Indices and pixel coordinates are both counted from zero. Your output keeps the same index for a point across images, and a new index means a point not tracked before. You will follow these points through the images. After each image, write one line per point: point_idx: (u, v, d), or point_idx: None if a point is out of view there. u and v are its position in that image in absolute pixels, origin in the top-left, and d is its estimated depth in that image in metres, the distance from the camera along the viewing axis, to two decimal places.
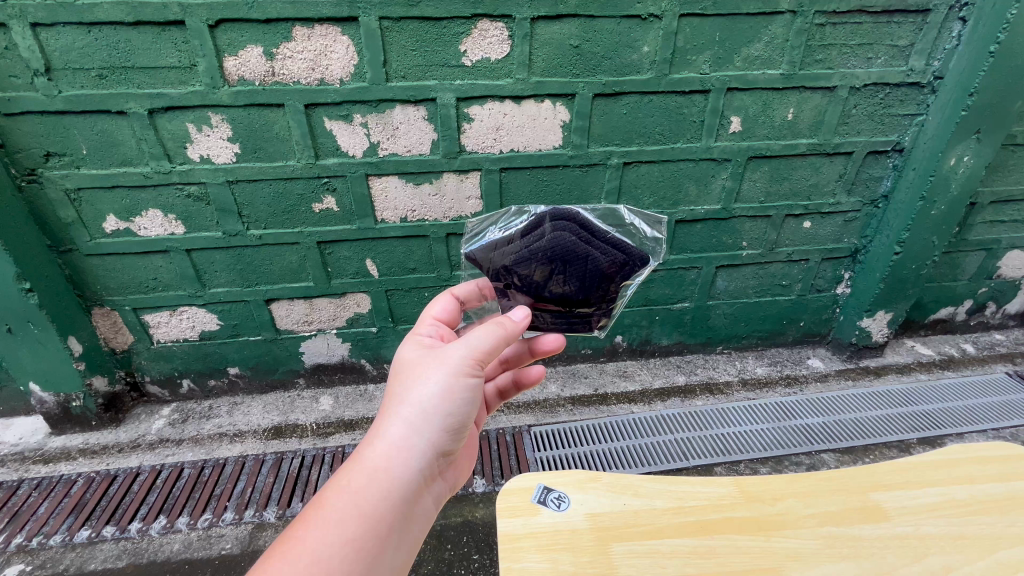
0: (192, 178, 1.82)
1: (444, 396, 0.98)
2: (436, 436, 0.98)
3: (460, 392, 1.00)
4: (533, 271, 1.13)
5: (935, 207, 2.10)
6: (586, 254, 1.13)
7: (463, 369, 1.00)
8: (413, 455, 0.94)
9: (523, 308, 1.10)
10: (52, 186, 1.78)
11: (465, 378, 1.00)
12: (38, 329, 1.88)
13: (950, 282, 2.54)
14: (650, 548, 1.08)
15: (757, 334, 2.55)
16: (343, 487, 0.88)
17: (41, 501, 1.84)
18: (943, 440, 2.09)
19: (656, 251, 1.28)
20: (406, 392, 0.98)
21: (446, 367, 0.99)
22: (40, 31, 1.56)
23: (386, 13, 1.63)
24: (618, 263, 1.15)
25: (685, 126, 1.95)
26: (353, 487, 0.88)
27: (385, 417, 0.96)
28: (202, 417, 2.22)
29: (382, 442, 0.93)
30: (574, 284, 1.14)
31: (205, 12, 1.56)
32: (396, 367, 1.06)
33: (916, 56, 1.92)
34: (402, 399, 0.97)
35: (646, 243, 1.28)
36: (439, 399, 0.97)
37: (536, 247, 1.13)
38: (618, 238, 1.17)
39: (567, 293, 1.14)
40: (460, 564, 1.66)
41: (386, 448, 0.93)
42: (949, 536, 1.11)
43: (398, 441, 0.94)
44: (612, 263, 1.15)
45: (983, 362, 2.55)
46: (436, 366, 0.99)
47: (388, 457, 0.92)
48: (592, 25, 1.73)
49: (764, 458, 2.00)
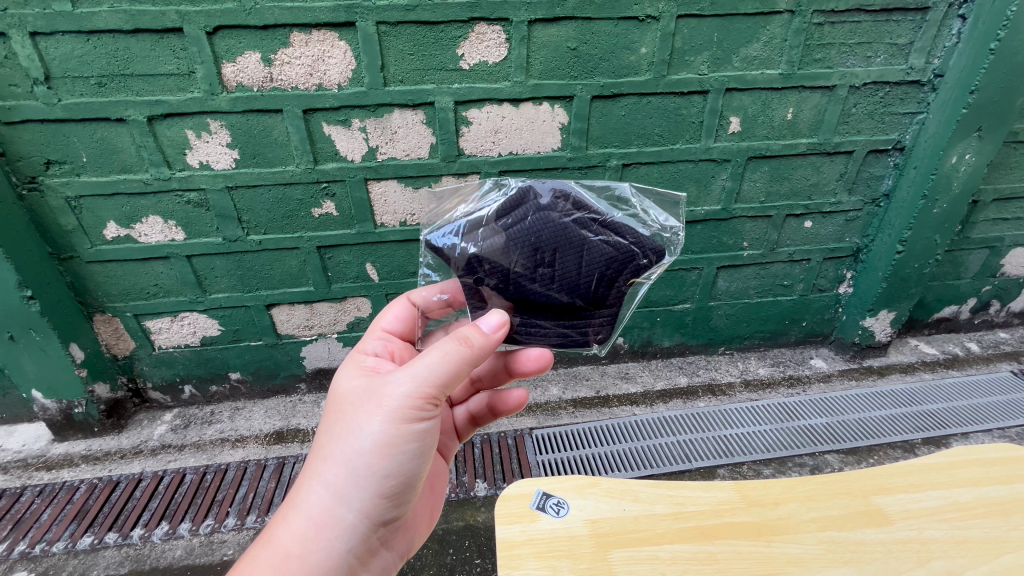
0: (191, 184, 1.82)
1: (377, 449, 0.97)
2: (370, 490, 0.99)
3: (394, 443, 0.98)
4: (520, 260, 1.09)
5: (936, 206, 2.08)
6: (579, 245, 1.10)
7: (398, 419, 0.97)
8: (339, 518, 0.97)
9: (499, 315, 1.02)
10: (53, 194, 1.78)
11: (399, 432, 0.98)
12: (40, 336, 1.89)
13: (953, 281, 2.52)
14: (650, 554, 1.07)
15: (759, 334, 2.54)
16: (263, 559, 0.92)
17: (43, 508, 1.85)
18: (948, 441, 2.08)
19: (671, 245, 1.23)
20: (332, 451, 0.98)
21: (376, 422, 0.97)
22: (39, 40, 1.57)
23: (384, 18, 1.63)
24: (618, 255, 1.12)
25: (684, 127, 1.94)
26: (273, 558, 0.92)
27: (316, 471, 0.98)
28: (204, 422, 2.22)
29: (308, 505, 0.96)
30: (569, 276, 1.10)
31: (202, 19, 1.57)
32: (331, 410, 1.05)
33: (916, 55, 1.91)
34: (327, 459, 0.97)
35: (662, 232, 1.23)
36: (370, 454, 0.97)
37: (525, 234, 1.10)
38: (617, 229, 1.15)
39: (559, 288, 1.10)
40: (462, 569, 1.66)
41: (309, 515, 0.95)
42: (953, 539, 1.10)
43: (322, 507, 0.96)
44: (611, 254, 1.11)
45: (988, 361, 2.53)
46: (367, 418, 0.97)
47: (310, 525, 0.95)
48: (589, 27, 1.73)
49: (768, 459, 1.99)
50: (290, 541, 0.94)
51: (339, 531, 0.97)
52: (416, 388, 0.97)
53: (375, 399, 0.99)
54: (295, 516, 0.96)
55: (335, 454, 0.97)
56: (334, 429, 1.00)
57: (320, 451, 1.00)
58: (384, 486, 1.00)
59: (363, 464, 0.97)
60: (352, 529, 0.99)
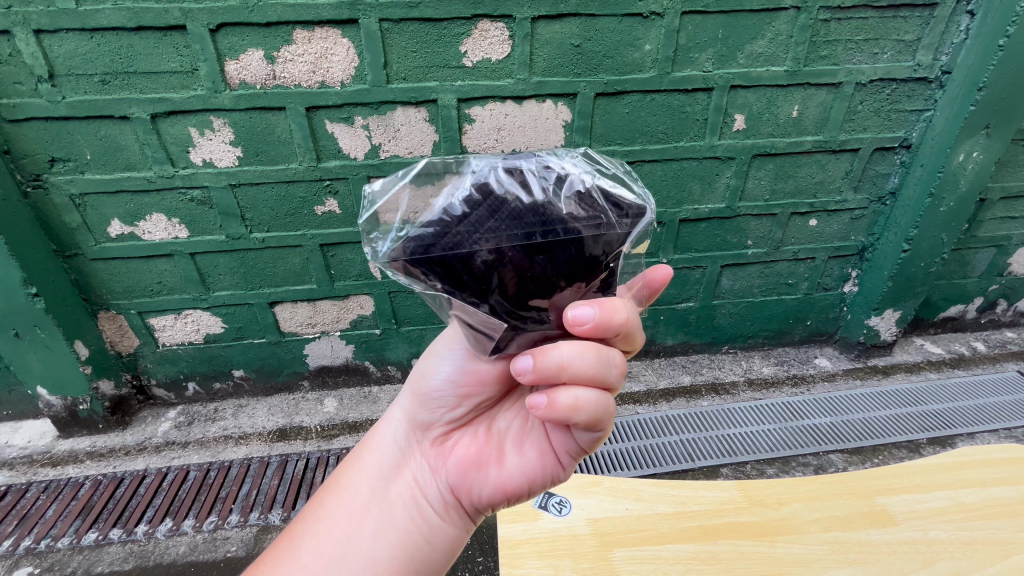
0: (194, 182, 1.82)
1: (434, 359, 0.94)
2: (421, 399, 0.92)
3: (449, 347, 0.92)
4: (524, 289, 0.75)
5: (944, 204, 2.06)
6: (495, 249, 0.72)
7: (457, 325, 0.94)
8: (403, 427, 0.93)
9: (537, 365, 0.74)
10: (57, 192, 1.79)
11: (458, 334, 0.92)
12: (45, 333, 1.90)
13: (960, 279, 2.50)
14: (652, 553, 1.07)
15: (763, 334, 2.53)
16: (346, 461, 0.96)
17: (49, 504, 1.86)
18: (954, 441, 2.06)
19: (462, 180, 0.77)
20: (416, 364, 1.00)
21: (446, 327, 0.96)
22: (43, 38, 1.57)
23: (386, 15, 1.63)
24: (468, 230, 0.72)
25: (688, 125, 1.93)
26: (353, 460, 0.95)
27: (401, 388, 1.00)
28: (208, 419, 2.23)
29: (387, 416, 0.98)
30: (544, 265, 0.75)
31: (205, 17, 1.57)
32: None
33: (923, 51, 1.89)
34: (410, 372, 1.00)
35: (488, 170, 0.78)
36: (429, 362, 0.94)
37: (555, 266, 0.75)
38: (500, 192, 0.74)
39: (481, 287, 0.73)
40: (465, 566, 1.66)
41: (385, 423, 0.97)
42: (959, 541, 1.09)
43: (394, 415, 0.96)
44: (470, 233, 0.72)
45: (995, 361, 2.51)
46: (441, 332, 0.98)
47: (384, 433, 0.95)
48: (592, 24, 1.72)
49: (771, 459, 1.98)
50: (371, 440, 0.97)
51: (396, 441, 0.94)
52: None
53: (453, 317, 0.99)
54: (379, 423, 0.98)
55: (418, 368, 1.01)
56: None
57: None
58: (434, 396, 0.91)
59: (422, 372, 0.94)
60: (409, 442, 0.93)
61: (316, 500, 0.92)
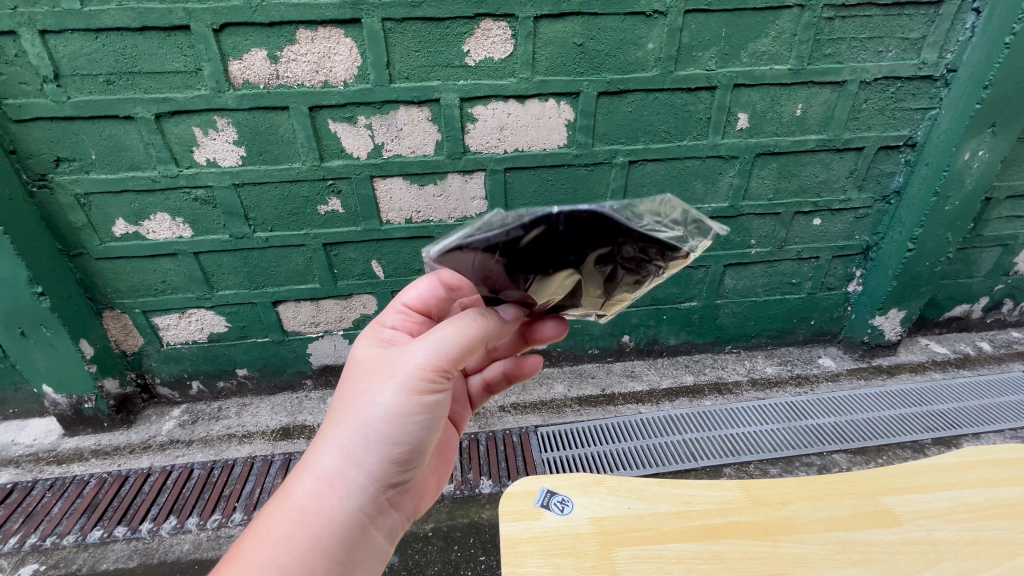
0: (198, 181, 1.83)
1: (393, 418, 0.96)
2: (379, 454, 0.97)
3: (404, 414, 0.97)
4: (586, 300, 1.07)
5: (949, 203, 2.05)
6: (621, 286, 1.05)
7: (409, 388, 0.96)
8: (358, 487, 0.97)
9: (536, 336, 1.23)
10: (62, 191, 1.80)
11: (416, 397, 0.97)
12: (50, 332, 1.91)
13: (965, 279, 2.49)
14: (654, 553, 1.07)
15: (767, 333, 2.52)
16: (280, 532, 0.90)
17: (54, 501, 1.87)
18: (960, 441, 2.05)
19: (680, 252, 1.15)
20: (349, 418, 0.96)
21: (394, 386, 0.96)
22: (49, 38, 1.58)
23: (389, 14, 1.63)
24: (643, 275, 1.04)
25: (691, 124, 1.92)
26: (291, 529, 0.91)
27: (331, 442, 0.96)
28: (212, 418, 2.25)
29: (323, 477, 0.95)
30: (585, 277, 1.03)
31: (209, 16, 1.57)
32: (345, 379, 1.03)
33: (928, 49, 1.88)
34: (343, 428, 0.96)
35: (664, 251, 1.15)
36: (383, 421, 0.96)
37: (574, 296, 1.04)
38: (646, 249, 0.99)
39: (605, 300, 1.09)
40: (467, 566, 1.66)
41: (326, 485, 0.94)
42: (963, 541, 1.09)
43: (339, 477, 0.95)
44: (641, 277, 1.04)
45: (1000, 361, 2.49)
46: (380, 388, 0.96)
47: (331, 495, 0.95)
48: (595, 22, 1.71)
49: (774, 459, 1.98)
50: (301, 501, 0.93)
51: (341, 497, 0.95)
52: (422, 361, 0.95)
53: (389, 368, 0.97)
54: (311, 484, 0.94)
55: (348, 415, 0.97)
56: (345, 391, 1.00)
57: (334, 415, 0.98)
58: (398, 452, 0.99)
59: (378, 430, 0.96)
60: (356, 495, 0.97)
61: None
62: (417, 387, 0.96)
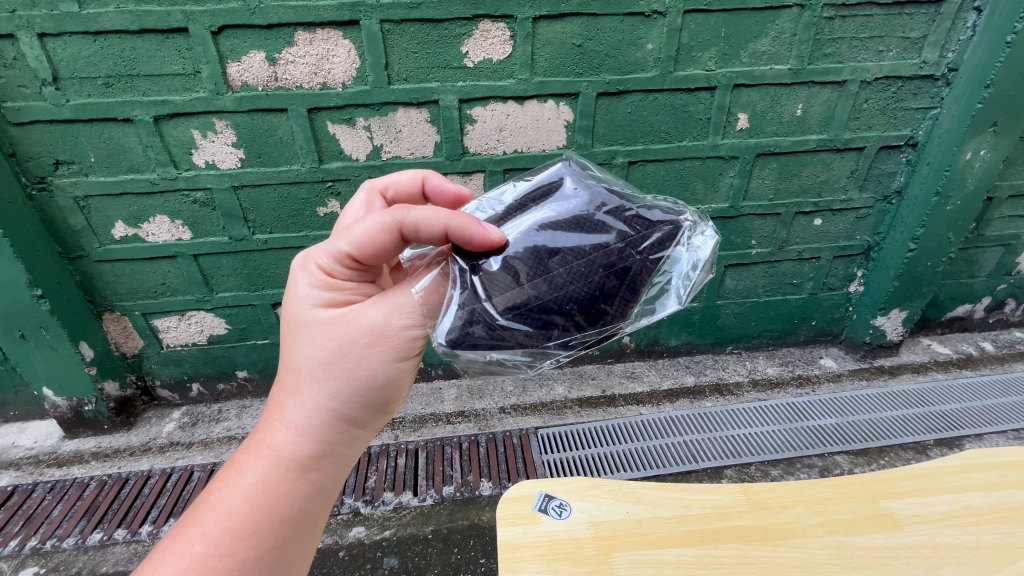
0: (197, 184, 1.83)
1: (382, 379, 0.91)
2: (365, 416, 0.93)
3: (396, 379, 0.93)
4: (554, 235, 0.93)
5: (950, 203, 2.04)
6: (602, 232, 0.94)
7: (402, 356, 0.92)
8: (344, 450, 0.92)
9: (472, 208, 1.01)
10: (62, 194, 1.80)
11: (408, 361, 0.93)
12: (50, 334, 1.91)
13: (968, 279, 2.47)
14: (653, 558, 1.06)
15: (768, 334, 2.51)
16: (261, 502, 0.83)
17: (54, 505, 1.87)
18: (962, 442, 2.04)
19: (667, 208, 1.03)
20: (337, 386, 0.88)
21: (388, 355, 0.90)
22: (47, 41, 1.57)
23: (387, 16, 1.62)
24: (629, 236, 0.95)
25: (692, 124, 1.92)
26: (275, 498, 0.84)
27: (314, 408, 0.88)
28: (212, 420, 2.25)
29: (307, 445, 0.87)
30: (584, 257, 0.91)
31: (207, 19, 1.57)
32: (314, 343, 0.88)
33: (929, 48, 1.87)
34: (330, 397, 0.88)
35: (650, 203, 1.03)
36: (376, 387, 0.91)
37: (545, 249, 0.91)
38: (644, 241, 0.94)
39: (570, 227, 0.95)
40: (466, 568, 1.65)
41: (311, 452, 0.88)
42: (965, 546, 1.08)
43: (324, 443, 0.89)
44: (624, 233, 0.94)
45: (1003, 361, 2.48)
46: (373, 357, 0.89)
47: (317, 462, 0.88)
48: (594, 23, 1.71)
49: (776, 460, 1.97)
50: (281, 470, 0.85)
51: (327, 462, 0.90)
52: (416, 321, 0.91)
53: (381, 336, 0.89)
54: (293, 451, 0.86)
55: (331, 373, 0.88)
56: (316, 341, 0.88)
57: (309, 370, 0.88)
58: (382, 408, 0.95)
59: (365, 389, 0.91)
60: (341, 458, 0.92)
61: (230, 548, 0.79)
62: (408, 348, 0.92)
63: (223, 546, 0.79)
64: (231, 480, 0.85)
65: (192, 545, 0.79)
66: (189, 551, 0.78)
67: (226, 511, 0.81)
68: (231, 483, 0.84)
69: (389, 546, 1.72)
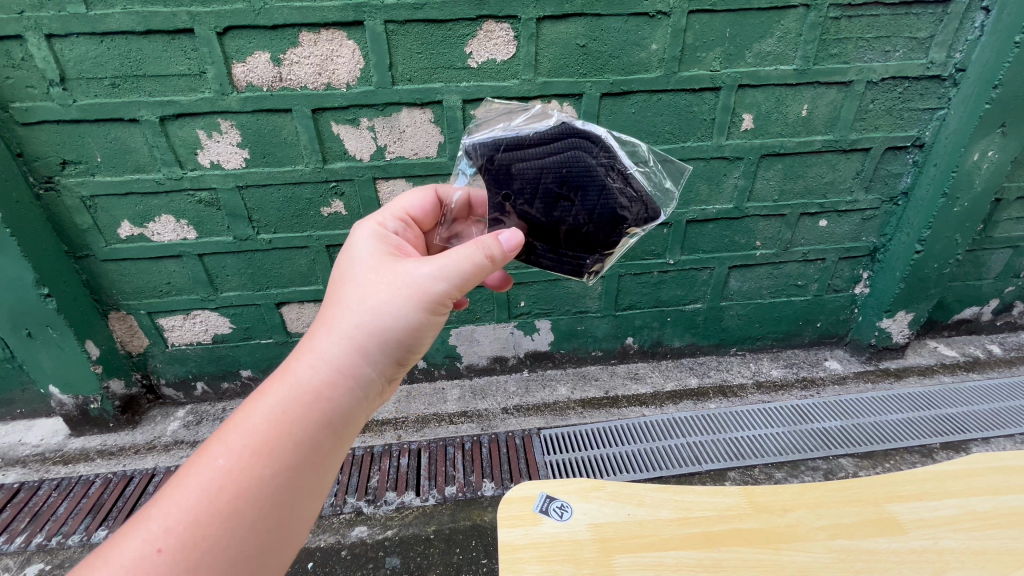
0: (202, 184, 1.84)
1: (405, 324, 0.95)
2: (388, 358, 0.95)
3: (418, 324, 0.96)
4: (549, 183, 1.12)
5: (958, 204, 2.02)
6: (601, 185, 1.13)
7: (425, 300, 0.95)
8: (363, 390, 0.93)
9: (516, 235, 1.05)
10: (69, 194, 1.81)
11: (431, 308, 0.97)
12: (56, 333, 1.92)
13: (975, 281, 2.45)
14: (654, 560, 1.06)
15: (772, 335, 2.50)
16: (280, 425, 0.83)
17: (60, 501, 1.88)
18: (969, 446, 2.02)
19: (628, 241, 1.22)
20: (363, 320, 0.93)
21: (413, 295, 0.95)
22: (55, 42, 1.58)
23: (392, 16, 1.63)
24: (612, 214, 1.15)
25: (696, 125, 1.91)
26: (293, 423, 0.84)
27: (342, 340, 0.91)
28: (216, 419, 2.25)
29: (329, 374, 0.89)
30: (586, 206, 1.13)
31: (213, 20, 1.58)
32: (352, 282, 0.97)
33: (936, 48, 1.85)
34: (356, 330, 0.92)
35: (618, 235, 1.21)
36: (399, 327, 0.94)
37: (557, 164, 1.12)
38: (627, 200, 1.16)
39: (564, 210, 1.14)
40: (468, 568, 1.66)
41: (332, 384, 0.89)
42: (970, 550, 1.07)
43: (345, 376, 0.90)
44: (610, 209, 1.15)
45: (1010, 364, 2.46)
46: (399, 297, 0.94)
47: (338, 393, 0.89)
48: (598, 23, 1.70)
49: (779, 463, 1.96)
50: (302, 397, 0.86)
51: (347, 397, 0.90)
52: (439, 274, 0.96)
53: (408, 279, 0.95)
54: (315, 379, 0.88)
55: (361, 308, 0.93)
56: (351, 287, 0.96)
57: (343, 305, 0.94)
58: (399, 356, 0.97)
59: (388, 332, 0.94)
60: (360, 398, 0.92)
61: (245, 464, 0.80)
62: (433, 297, 0.96)
63: (239, 463, 0.79)
64: (253, 405, 0.86)
65: (215, 460, 0.79)
66: (211, 466, 0.79)
67: (245, 429, 0.81)
68: (254, 407, 0.85)
69: (391, 546, 1.73)
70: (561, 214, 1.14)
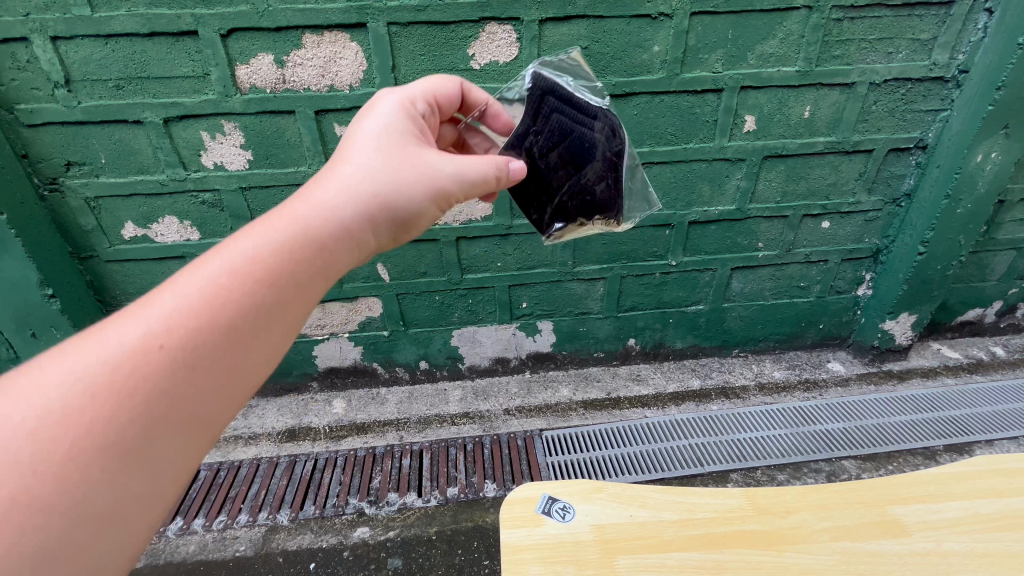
0: (206, 185, 1.85)
1: (416, 203, 0.90)
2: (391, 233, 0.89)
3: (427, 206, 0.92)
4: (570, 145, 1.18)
5: (961, 206, 2.02)
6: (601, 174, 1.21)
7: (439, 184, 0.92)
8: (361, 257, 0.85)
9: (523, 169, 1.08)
10: (73, 195, 1.82)
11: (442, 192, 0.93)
12: (60, 333, 1.93)
13: (978, 282, 2.45)
14: (657, 561, 1.06)
15: (775, 337, 2.49)
16: (284, 257, 0.73)
17: None
18: (972, 448, 2.02)
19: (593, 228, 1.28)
20: (380, 180, 0.86)
21: (431, 173, 0.91)
22: (60, 44, 1.59)
23: (395, 19, 1.63)
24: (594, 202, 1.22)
25: (698, 126, 1.91)
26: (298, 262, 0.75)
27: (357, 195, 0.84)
28: None
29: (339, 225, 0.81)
30: (582, 184, 1.20)
31: (217, 22, 1.59)
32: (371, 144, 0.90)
33: (939, 50, 1.85)
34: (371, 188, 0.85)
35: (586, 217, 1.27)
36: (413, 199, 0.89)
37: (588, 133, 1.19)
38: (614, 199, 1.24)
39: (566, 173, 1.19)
40: (471, 569, 1.66)
41: (341, 236, 0.80)
42: (974, 553, 1.06)
43: (352, 234, 0.82)
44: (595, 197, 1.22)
45: (1014, 366, 2.45)
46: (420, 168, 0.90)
47: (343, 249, 0.81)
48: (601, 25, 1.71)
49: (782, 465, 1.96)
50: (311, 236, 0.77)
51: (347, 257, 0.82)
52: (461, 169, 0.95)
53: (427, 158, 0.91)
54: (325, 223, 0.79)
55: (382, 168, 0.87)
56: (376, 150, 0.89)
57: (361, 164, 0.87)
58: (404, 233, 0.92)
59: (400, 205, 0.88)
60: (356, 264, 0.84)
61: (242, 288, 0.69)
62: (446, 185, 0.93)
63: (248, 284, 0.69)
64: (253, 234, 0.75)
65: (206, 276, 0.67)
66: (203, 280, 0.67)
67: (265, 253, 0.72)
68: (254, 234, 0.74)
69: (393, 547, 1.73)
70: (561, 178, 1.19)
